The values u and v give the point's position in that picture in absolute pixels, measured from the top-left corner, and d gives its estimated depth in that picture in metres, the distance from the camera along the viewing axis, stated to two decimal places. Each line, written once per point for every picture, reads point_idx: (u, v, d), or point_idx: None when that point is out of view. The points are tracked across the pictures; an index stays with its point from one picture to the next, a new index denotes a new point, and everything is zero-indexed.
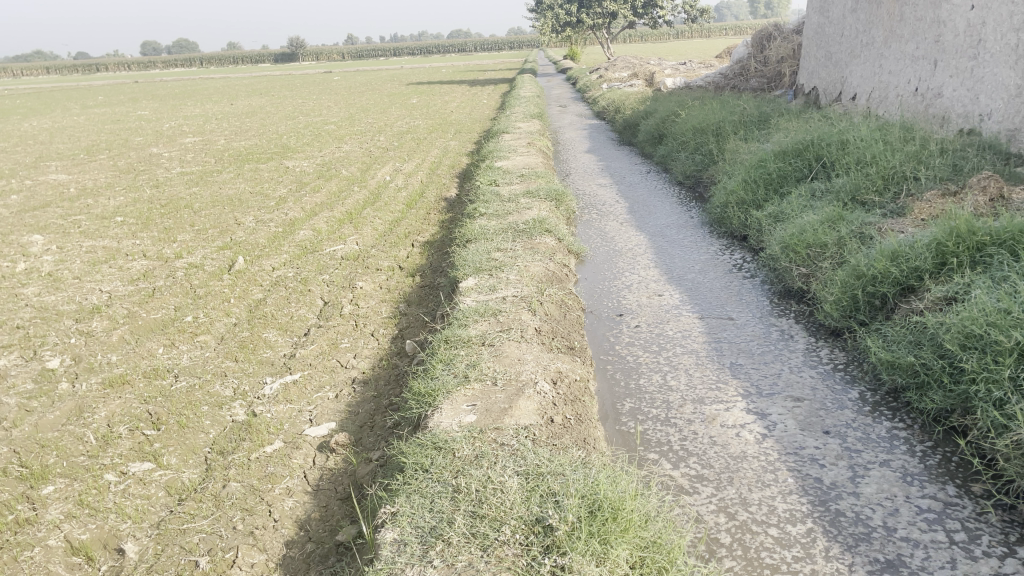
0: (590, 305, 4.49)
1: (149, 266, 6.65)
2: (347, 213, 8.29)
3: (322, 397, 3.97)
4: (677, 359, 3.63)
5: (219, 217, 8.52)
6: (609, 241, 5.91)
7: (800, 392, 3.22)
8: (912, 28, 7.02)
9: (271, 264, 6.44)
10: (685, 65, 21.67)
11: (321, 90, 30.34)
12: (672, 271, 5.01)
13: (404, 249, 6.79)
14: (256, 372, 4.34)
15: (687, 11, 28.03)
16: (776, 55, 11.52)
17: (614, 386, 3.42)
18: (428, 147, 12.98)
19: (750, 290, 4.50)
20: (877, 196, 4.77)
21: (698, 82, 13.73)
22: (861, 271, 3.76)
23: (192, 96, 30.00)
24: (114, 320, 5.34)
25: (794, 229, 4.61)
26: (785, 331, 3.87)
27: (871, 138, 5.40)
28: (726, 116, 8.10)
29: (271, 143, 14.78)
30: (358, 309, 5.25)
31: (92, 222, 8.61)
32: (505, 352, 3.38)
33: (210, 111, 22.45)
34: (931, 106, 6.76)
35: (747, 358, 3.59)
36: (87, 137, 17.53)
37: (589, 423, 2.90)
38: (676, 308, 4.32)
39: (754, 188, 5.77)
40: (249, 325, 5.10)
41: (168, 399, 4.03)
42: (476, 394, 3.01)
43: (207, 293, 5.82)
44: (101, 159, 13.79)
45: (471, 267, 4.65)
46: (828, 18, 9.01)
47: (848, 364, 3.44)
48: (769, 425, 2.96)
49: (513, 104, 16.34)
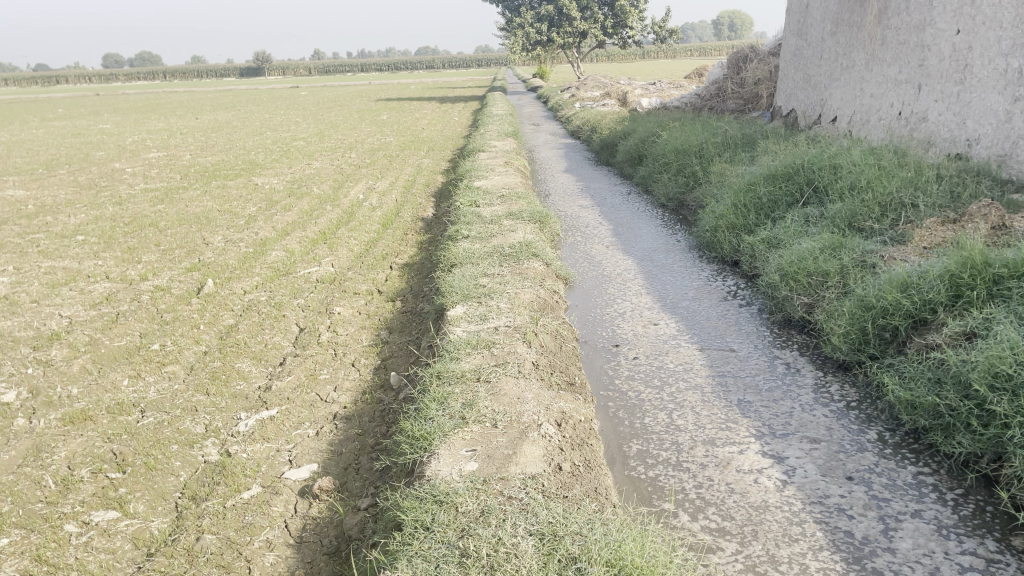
0: (583, 334, 4.29)
1: (111, 289, 6.33)
2: (321, 233, 8.02)
3: (302, 434, 3.72)
4: (681, 395, 3.44)
5: (186, 236, 8.19)
6: (596, 265, 5.74)
7: (816, 433, 3.05)
8: (895, 51, 6.98)
9: (242, 288, 6.15)
10: (656, 85, 21.68)
11: (289, 105, 29.95)
12: (665, 298, 4.84)
13: (382, 272, 6.54)
14: (230, 407, 4.07)
15: (656, 32, 28.20)
16: (752, 77, 11.52)
17: (617, 426, 3.22)
18: (401, 165, 12.74)
19: (747, 319, 4.34)
20: (875, 223, 4.65)
21: (673, 103, 13.69)
22: (869, 303, 3.62)
23: (156, 109, 29.45)
24: (75, 349, 5.02)
25: (792, 256, 4.47)
26: (791, 364, 3.71)
27: (863, 162, 5.31)
28: (708, 138, 8.00)
29: (238, 158, 14.42)
30: (337, 337, 5.00)
31: (50, 242, 8.23)
32: (502, 389, 3.16)
33: (174, 126, 21.99)
34: (916, 130, 6.71)
35: (754, 395, 3.41)
36: (45, 151, 17.01)
37: (599, 470, 2.69)
38: (674, 338, 4.14)
39: (744, 212, 5.64)
40: (221, 354, 4.81)
41: (134, 438, 3.74)
42: (476, 437, 2.79)
43: (175, 319, 5.52)
44: (60, 174, 13.33)
45: (458, 294, 4.43)
46: (806, 40, 8.99)
47: (861, 402, 3.28)
48: (788, 471, 2.78)
49: (486, 121, 16.17)
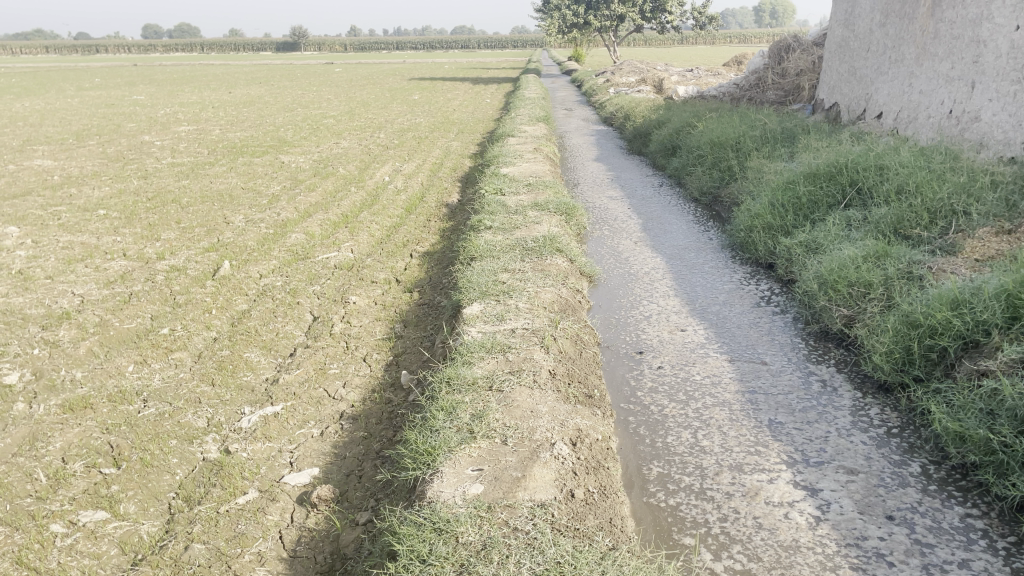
0: (605, 338, 4.07)
1: (127, 267, 6.21)
2: (343, 216, 7.85)
3: (306, 434, 3.55)
4: (707, 413, 3.22)
5: (207, 214, 8.07)
6: (623, 262, 5.50)
7: (854, 463, 2.82)
8: (947, 46, 6.62)
9: (258, 272, 5.99)
10: (694, 71, 21.23)
11: (321, 81, 29.75)
12: (693, 301, 4.59)
13: (402, 260, 6.36)
14: (234, 400, 3.91)
15: (695, 18, 27.54)
16: (794, 68, 11.12)
17: (638, 444, 3.00)
18: (429, 147, 12.54)
19: (780, 329, 4.10)
20: (923, 230, 4.36)
21: (711, 92, 13.32)
22: (916, 320, 3.35)
23: (190, 82, 29.55)
24: (83, 329, 4.90)
25: (831, 263, 4.20)
26: (827, 382, 3.47)
27: (911, 163, 5.00)
28: (746, 131, 7.69)
29: (267, 135, 14.31)
30: (350, 329, 4.82)
31: (72, 215, 8.15)
32: (515, 401, 2.96)
33: (207, 99, 21.97)
34: (967, 130, 6.36)
35: (787, 416, 3.17)
36: (78, 121, 17.04)
37: (615, 499, 2.49)
38: (702, 347, 3.90)
39: (782, 212, 5.36)
40: (230, 341, 4.66)
41: (133, 430, 3.60)
42: (484, 455, 2.58)
43: (187, 302, 5.38)
44: (89, 145, 13.32)
45: (476, 291, 4.22)
46: (853, 31, 8.60)
47: (903, 429, 3.03)
48: (822, 507, 2.56)
49: (518, 105, 15.91)
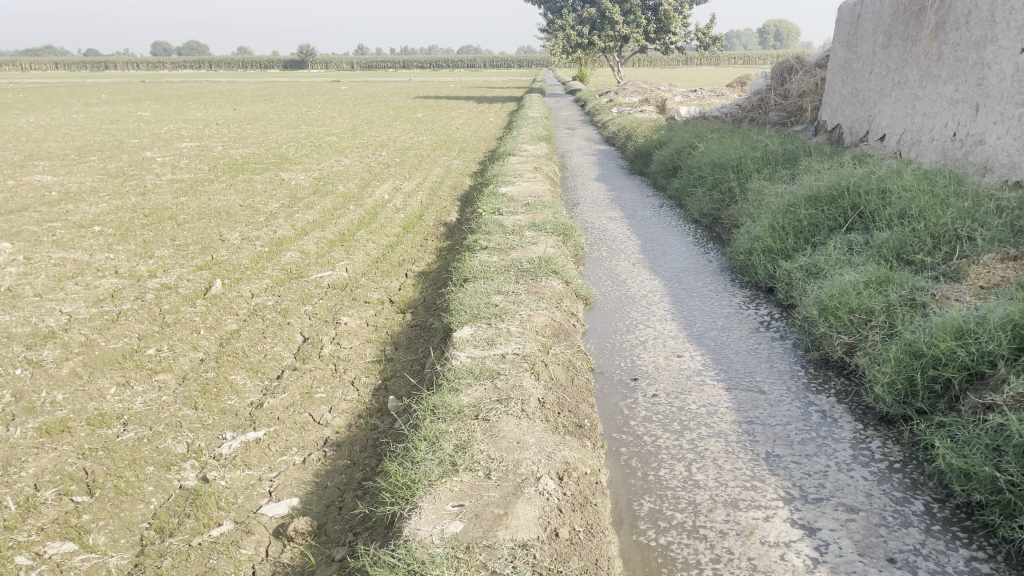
0: (599, 364, 3.95)
1: (118, 285, 6.12)
2: (340, 234, 7.77)
3: (287, 461, 3.43)
4: (702, 444, 3.10)
5: (203, 232, 7.99)
6: (620, 284, 5.39)
7: (854, 500, 2.69)
8: (951, 68, 6.55)
9: (250, 291, 5.90)
10: (698, 92, 21.20)
11: (326, 99, 29.80)
12: (691, 325, 4.48)
13: (397, 280, 6.26)
14: (216, 425, 3.80)
15: (699, 39, 27.58)
16: (797, 89, 11.05)
17: (629, 478, 2.88)
18: (430, 165, 12.49)
19: (780, 356, 3.98)
20: (927, 255, 4.25)
21: (713, 112, 13.27)
22: (919, 349, 3.23)
23: (194, 99, 29.65)
24: (68, 349, 4.80)
25: (832, 288, 4.08)
26: (827, 413, 3.35)
27: (915, 186, 4.90)
28: (748, 152, 7.60)
29: (268, 152, 14.28)
30: (340, 350, 4.72)
31: (67, 231, 8.07)
32: (501, 431, 2.84)
33: (212, 116, 22.02)
34: (971, 152, 6.27)
35: (785, 448, 3.05)
36: (81, 136, 17.05)
37: (602, 538, 2.37)
38: (699, 374, 3.79)
39: (782, 235, 5.25)
40: (217, 362, 4.55)
41: (109, 456, 3.49)
42: (465, 490, 2.47)
43: (176, 321, 5.28)
44: (90, 161, 13.29)
45: (467, 314, 4.12)
46: (855, 53, 8.54)
47: (906, 464, 2.91)
48: (820, 548, 2.43)
49: (521, 124, 15.88)
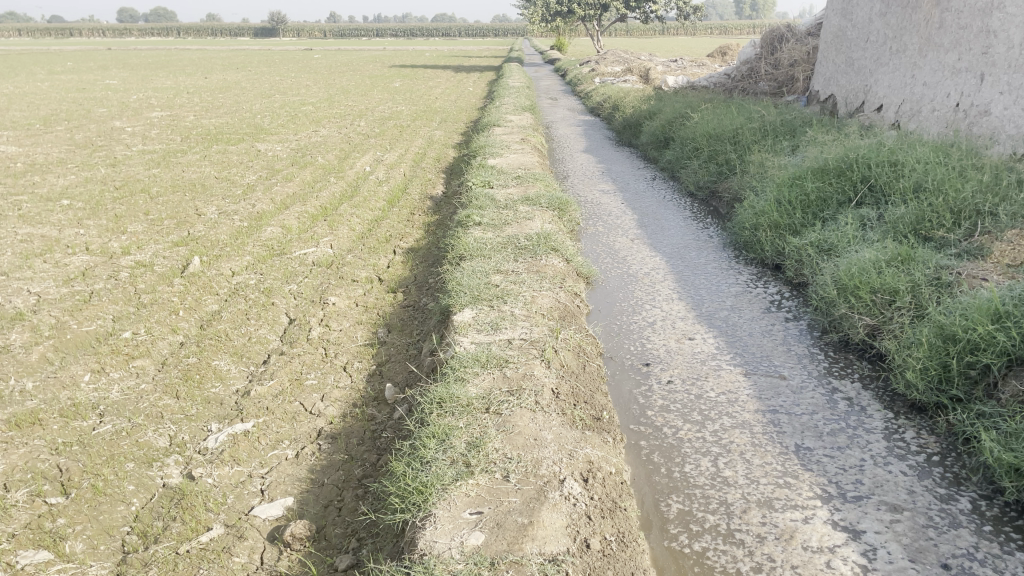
0: (608, 349, 3.74)
1: (89, 263, 5.80)
2: (322, 208, 7.47)
3: (279, 456, 3.19)
4: (727, 436, 2.90)
5: (178, 205, 7.65)
6: (621, 261, 5.18)
7: (896, 498, 2.52)
8: (954, 36, 6.34)
9: (231, 268, 5.61)
10: (681, 62, 20.86)
11: (300, 68, 29.08)
12: (700, 305, 4.27)
13: (385, 257, 6.00)
14: (200, 416, 3.55)
15: (680, 8, 27.12)
16: (788, 58, 10.83)
17: (653, 475, 2.68)
18: (411, 136, 12.14)
19: (796, 339, 3.79)
20: (947, 231, 4.06)
21: (701, 82, 13.03)
22: (954, 333, 3.05)
23: (163, 66, 28.87)
24: (37, 332, 4.50)
25: (850, 266, 3.89)
26: (854, 400, 3.17)
27: (928, 159, 4.70)
28: (745, 123, 7.38)
29: (243, 122, 13.84)
30: (329, 333, 4.47)
31: (33, 205, 7.69)
32: (515, 427, 2.62)
33: (183, 84, 21.37)
34: (975, 124, 6.10)
35: (815, 441, 2.86)
36: (47, 105, 16.45)
37: (636, 548, 2.16)
38: (714, 358, 3.59)
39: (789, 211, 5.06)
40: (198, 347, 4.29)
41: (85, 451, 3.23)
42: (483, 495, 2.25)
43: (153, 302, 4.99)
44: (56, 130, 12.79)
45: (467, 295, 3.88)
46: (850, 21, 8.32)
47: (945, 457, 2.74)
48: (867, 553, 2.26)
49: (503, 94, 15.52)
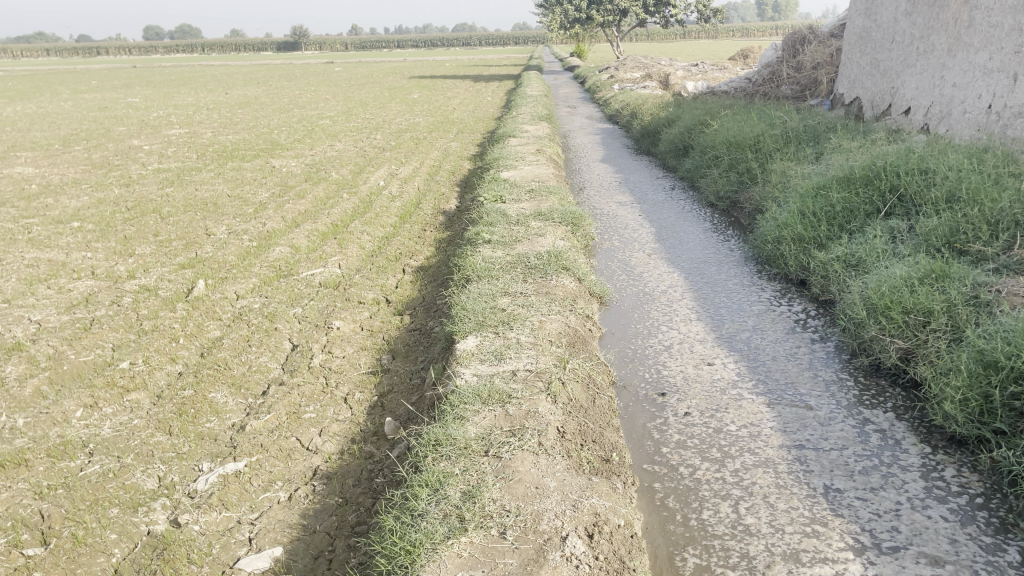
0: (621, 377, 3.52)
1: (93, 289, 5.67)
2: (332, 225, 7.31)
3: (270, 500, 3.02)
4: (749, 477, 2.67)
5: (188, 225, 7.54)
6: (636, 279, 4.95)
7: (937, 549, 2.27)
8: (983, 35, 6.06)
9: (236, 291, 5.46)
10: (701, 66, 20.57)
11: (320, 81, 29.17)
12: (720, 326, 4.04)
13: (393, 277, 5.83)
14: (192, 454, 3.37)
15: (700, 12, 26.80)
16: (811, 61, 10.55)
17: (667, 523, 2.46)
18: (427, 148, 12.00)
19: (823, 363, 3.54)
20: (983, 244, 3.80)
21: (721, 87, 12.76)
22: (997, 359, 2.79)
23: (186, 82, 29.21)
24: (33, 364, 4.36)
25: (880, 284, 3.64)
26: (887, 433, 2.92)
27: (961, 167, 4.44)
28: (765, 130, 7.13)
29: (259, 137, 13.78)
30: (332, 360, 4.29)
31: (44, 228, 7.62)
32: (515, 473, 2.43)
33: (203, 101, 21.41)
34: (1009, 126, 5.80)
35: (846, 480, 2.63)
36: (68, 125, 16.53)
37: None
38: (734, 386, 3.35)
39: (813, 222, 4.81)
40: (196, 377, 4.13)
41: (70, 495, 3.07)
42: (477, 555, 2.05)
43: (154, 329, 4.84)
44: (75, 151, 12.79)
45: (471, 322, 3.69)
46: (874, 21, 8.04)
47: (990, 499, 2.50)
48: None
49: (521, 103, 15.34)
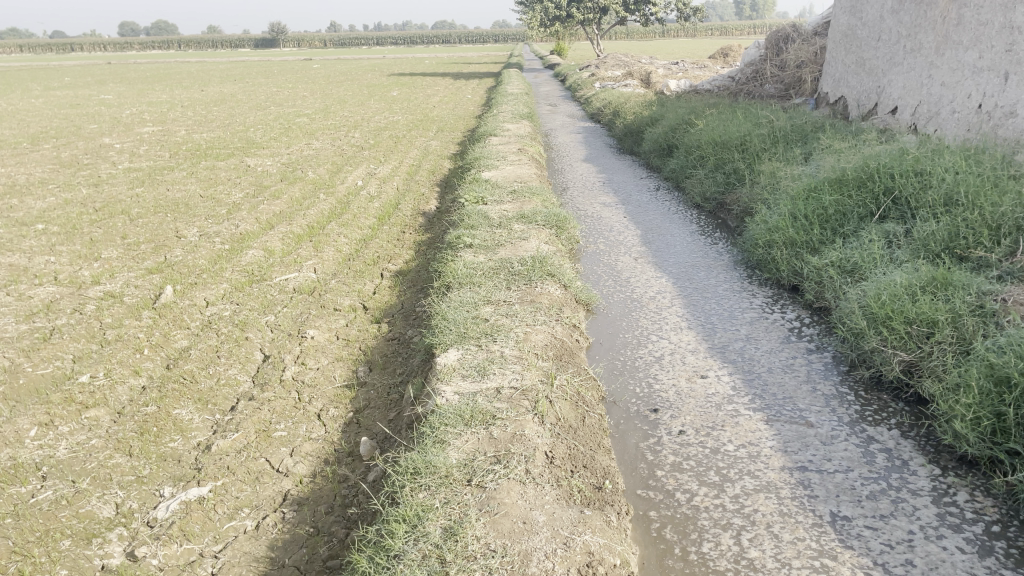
0: (611, 392, 3.34)
1: (55, 295, 5.40)
2: (308, 227, 7.07)
3: (236, 529, 2.81)
4: (750, 503, 2.50)
5: (157, 228, 7.26)
6: (623, 284, 4.77)
7: None
8: (973, 33, 5.94)
9: (205, 298, 5.21)
10: (683, 64, 20.48)
11: (298, 78, 28.77)
12: (712, 336, 3.86)
13: (371, 282, 5.62)
14: (154, 477, 3.15)
15: (680, 10, 26.75)
16: (794, 59, 10.43)
17: (665, 558, 2.28)
18: (406, 147, 11.76)
19: (821, 375, 3.38)
20: (984, 250, 3.65)
21: (704, 85, 12.65)
22: (1010, 375, 2.63)
23: (162, 79, 28.81)
24: None
25: (880, 292, 3.48)
26: (893, 453, 2.76)
27: (957, 169, 4.29)
28: (752, 129, 6.98)
29: (234, 135, 13.47)
30: (305, 372, 4.08)
31: (7, 230, 7.32)
32: (501, 506, 2.24)
33: (178, 98, 21.00)
34: (1000, 126, 5.68)
35: (854, 507, 2.45)
36: (37, 122, 16.10)
37: None
38: (730, 401, 3.18)
39: (805, 227, 4.65)
40: (160, 391, 3.89)
41: (18, 525, 2.83)
42: None
43: (118, 339, 4.59)
44: (42, 150, 12.42)
45: (452, 334, 3.49)
46: (860, 19, 7.91)
47: (1006, 527, 2.34)
48: None
49: (502, 101, 15.14)
